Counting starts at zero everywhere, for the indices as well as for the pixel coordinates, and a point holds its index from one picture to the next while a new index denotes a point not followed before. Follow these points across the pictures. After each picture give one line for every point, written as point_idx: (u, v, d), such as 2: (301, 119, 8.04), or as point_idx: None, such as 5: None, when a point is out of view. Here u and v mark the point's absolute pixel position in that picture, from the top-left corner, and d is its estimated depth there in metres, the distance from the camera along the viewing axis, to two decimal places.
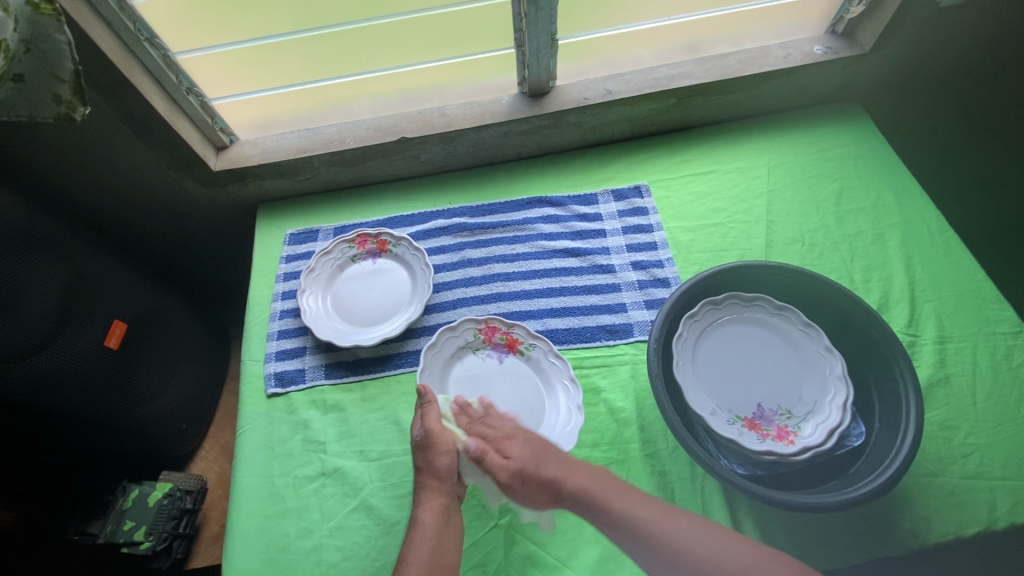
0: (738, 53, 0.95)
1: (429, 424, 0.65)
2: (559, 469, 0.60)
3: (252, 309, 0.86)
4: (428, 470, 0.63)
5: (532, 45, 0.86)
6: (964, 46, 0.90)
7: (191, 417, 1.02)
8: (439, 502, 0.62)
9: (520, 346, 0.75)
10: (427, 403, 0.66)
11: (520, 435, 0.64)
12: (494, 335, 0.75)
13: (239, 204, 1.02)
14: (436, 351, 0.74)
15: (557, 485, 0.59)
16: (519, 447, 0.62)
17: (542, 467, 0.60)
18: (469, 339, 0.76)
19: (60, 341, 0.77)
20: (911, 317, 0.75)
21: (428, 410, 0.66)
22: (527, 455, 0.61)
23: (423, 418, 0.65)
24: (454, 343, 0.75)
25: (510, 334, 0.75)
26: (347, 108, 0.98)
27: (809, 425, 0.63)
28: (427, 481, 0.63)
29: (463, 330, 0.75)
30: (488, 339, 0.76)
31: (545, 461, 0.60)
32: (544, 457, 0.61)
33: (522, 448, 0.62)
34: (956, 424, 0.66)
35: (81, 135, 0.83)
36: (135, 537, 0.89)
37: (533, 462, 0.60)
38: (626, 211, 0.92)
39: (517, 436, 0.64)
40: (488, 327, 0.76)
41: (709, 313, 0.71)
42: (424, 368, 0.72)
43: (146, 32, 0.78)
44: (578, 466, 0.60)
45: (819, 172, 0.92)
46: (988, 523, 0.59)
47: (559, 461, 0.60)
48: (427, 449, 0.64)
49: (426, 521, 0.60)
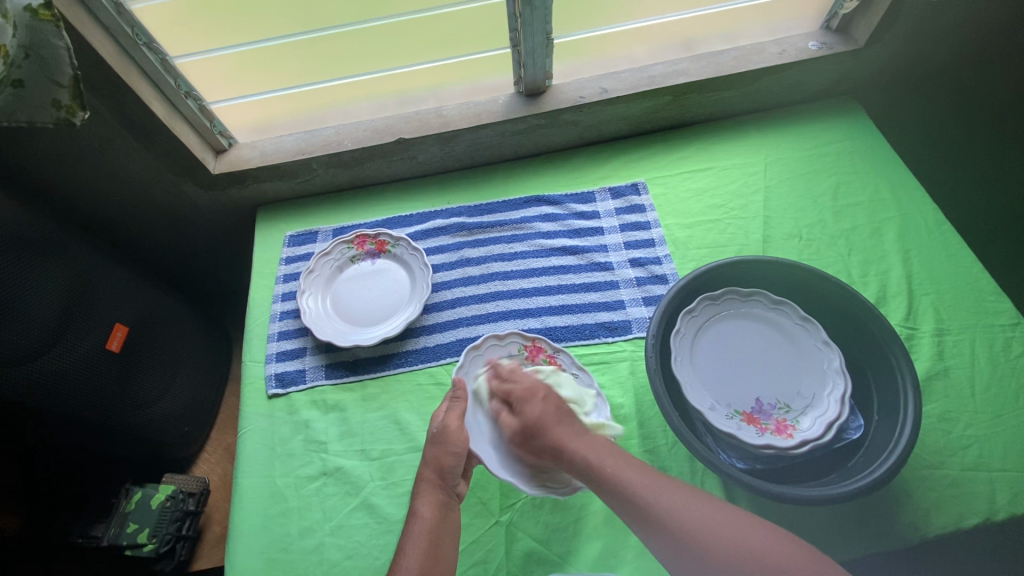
0: (732, 51, 0.95)
1: (450, 420, 0.65)
2: (567, 434, 0.61)
3: (252, 310, 0.87)
4: (431, 465, 0.63)
5: (527, 45, 0.87)
6: (958, 40, 0.90)
7: (193, 420, 1.02)
8: (436, 498, 0.61)
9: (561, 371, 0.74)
10: (457, 398, 0.67)
11: (539, 393, 0.65)
12: (539, 354, 0.75)
13: (238, 207, 1.03)
14: (479, 354, 0.75)
15: (560, 449, 0.60)
16: (534, 407, 0.64)
17: (548, 428, 0.61)
18: (513, 353, 0.76)
19: (62, 344, 0.78)
20: (909, 310, 0.75)
21: (455, 406, 0.67)
22: (534, 417, 0.63)
23: (446, 413, 0.66)
24: (497, 352, 0.76)
25: (555, 358, 0.75)
26: (344, 110, 0.98)
27: (807, 419, 0.63)
28: (428, 477, 0.63)
29: (508, 343, 0.76)
30: (532, 358, 0.75)
31: (551, 424, 0.62)
32: (553, 421, 0.62)
33: (537, 408, 0.63)
34: (954, 416, 0.66)
35: (80, 139, 0.83)
36: (138, 539, 0.90)
37: (538, 421, 0.62)
38: (624, 209, 0.92)
39: (537, 394, 0.65)
40: (534, 346, 0.76)
41: (707, 308, 0.71)
42: (464, 364, 0.74)
43: (144, 36, 0.79)
44: (583, 435, 0.61)
45: (815, 167, 0.92)
46: (987, 515, 0.59)
47: (569, 426, 0.62)
48: (438, 444, 0.64)
49: (424, 515, 0.60)
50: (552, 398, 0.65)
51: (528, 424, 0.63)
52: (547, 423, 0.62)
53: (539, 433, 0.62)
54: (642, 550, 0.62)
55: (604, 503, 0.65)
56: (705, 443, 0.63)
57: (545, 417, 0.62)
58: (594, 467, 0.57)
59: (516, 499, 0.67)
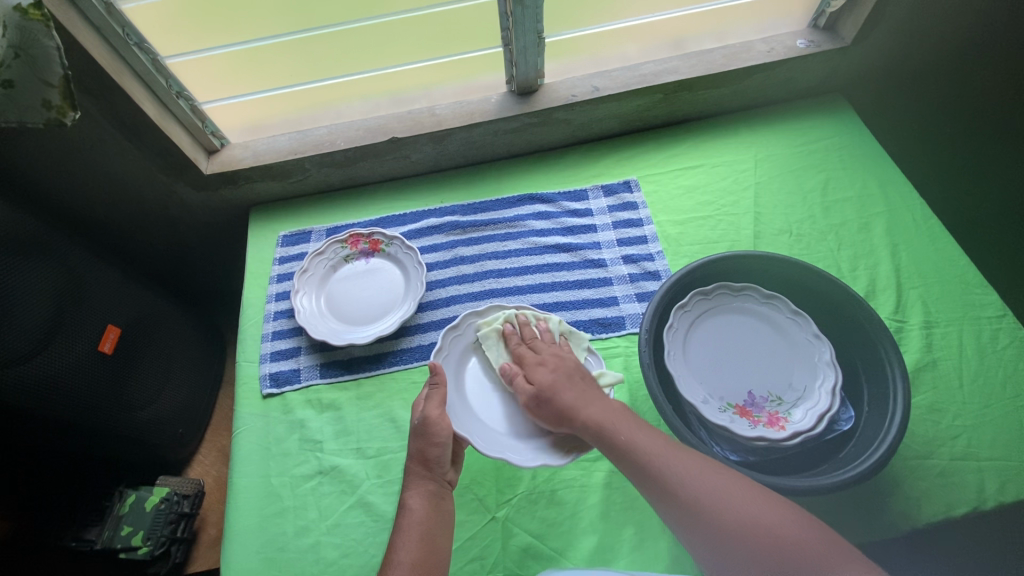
0: (722, 49, 0.96)
1: (429, 409, 0.65)
2: (578, 399, 0.63)
3: (246, 310, 0.87)
4: (417, 456, 0.63)
5: (519, 44, 0.87)
6: (943, 37, 0.92)
7: (187, 422, 1.02)
8: (426, 488, 0.62)
9: (552, 338, 0.74)
10: (435, 385, 0.67)
11: (551, 361, 0.68)
12: (523, 322, 0.75)
13: (232, 206, 1.03)
14: (459, 333, 0.74)
15: (572, 413, 0.62)
16: (546, 374, 0.66)
17: (558, 394, 0.63)
18: (495, 323, 0.76)
19: (54, 346, 0.77)
20: (898, 302, 0.76)
21: (434, 393, 0.66)
22: (547, 381, 0.65)
23: (425, 403, 0.65)
24: (478, 325, 0.76)
25: (543, 325, 0.75)
26: (337, 110, 0.98)
27: (799, 411, 0.64)
28: (415, 468, 0.63)
29: (489, 317, 0.76)
30: None
31: (563, 388, 0.64)
32: (565, 386, 0.64)
33: (550, 375, 0.66)
34: (943, 407, 0.67)
35: (71, 142, 0.83)
36: (133, 542, 0.89)
37: (550, 387, 0.64)
38: (616, 206, 0.93)
39: (550, 362, 0.67)
40: (519, 316, 0.76)
41: (698, 303, 0.72)
42: (442, 347, 0.73)
43: (134, 36, 0.79)
44: (592, 398, 0.63)
45: (804, 164, 0.93)
46: (977, 503, 0.60)
47: (578, 390, 0.64)
48: (422, 436, 0.64)
49: (414, 507, 0.60)
50: (564, 365, 0.67)
51: (541, 388, 0.64)
52: (558, 386, 0.64)
53: (550, 398, 0.63)
54: (638, 544, 0.62)
55: (598, 497, 0.66)
56: (700, 436, 0.64)
57: (557, 381, 0.65)
58: (600, 429, 0.59)
59: (512, 495, 0.67)
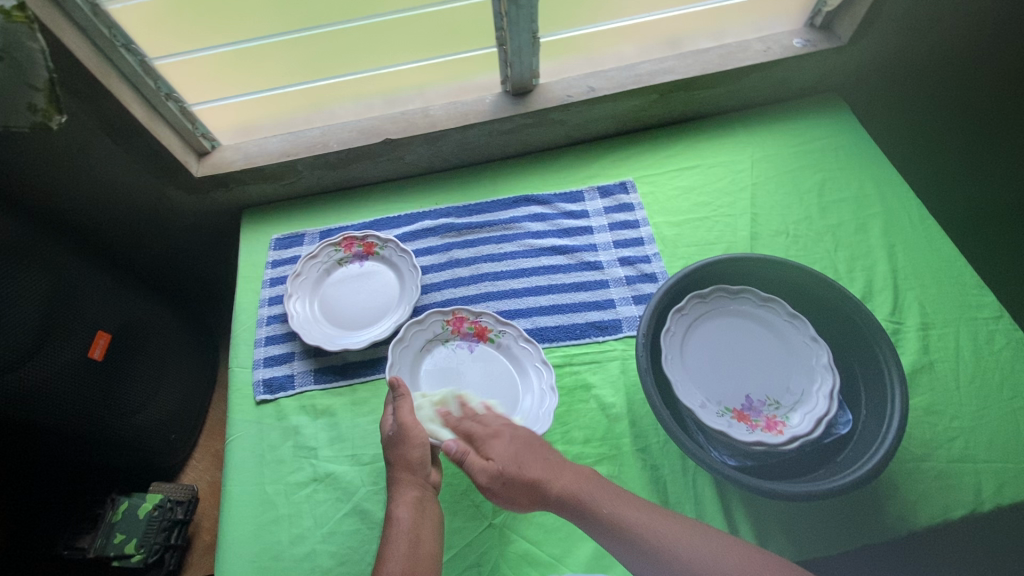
0: (719, 48, 0.96)
1: (402, 416, 0.64)
2: (545, 470, 0.59)
3: (239, 315, 0.86)
4: (400, 463, 0.63)
5: (513, 44, 0.86)
6: (938, 37, 0.92)
7: (180, 427, 1.01)
8: (412, 494, 0.61)
9: (490, 333, 0.76)
10: (401, 396, 0.66)
11: (504, 434, 0.63)
12: (463, 324, 0.77)
13: (223, 209, 1.01)
14: (406, 344, 0.75)
15: (540, 485, 0.58)
16: (501, 448, 0.61)
17: (522, 471, 0.58)
18: (437, 331, 0.77)
19: (41, 353, 0.76)
20: (895, 304, 0.76)
21: (401, 404, 0.65)
22: (507, 457, 0.60)
23: (397, 411, 0.65)
24: (422, 335, 0.76)
25: (478, 322, 0.77)
26: (330, 111, 0.97)
27: (797, 414, 0.64)
28: (401, 476, 0.62)
29: (430, 324, 0.76)
30: (456, 330, 0.77)
31: (528, 462, 0.59)
32: (528, 457, 0.60)
33: (505, 449, 0.61)
34: (940, 409, 0.67)
35: (59, 145, 0.82)
36: (125, 550, 0.88)
37: (514, 462, 0.59)
38: (613, 207, 0.92)
39: (502, 435, 0.63)
40: (455, 318, 0.77)
41: (696, 306, 0.71)
42: (393, 361, 0.73)
43: (121, 38, 0.77)
44: (563, 468, 0.59)
45: (802, 164, 0.92)
46: (974, 506, 0.60)
47: (543, 463, 0.59)
48: (401, 441, 0.63)
49: (402, 516, 0.59)
50: (518, 436, 0.62)
51: (502, 466, 0.59)
52: (520, 464, 0.59)
53: (510, 474, 0.58)
54: None
55: None
56: (697, 441, 0.63)
57: (515, 457, 0.60)
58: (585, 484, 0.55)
59: None
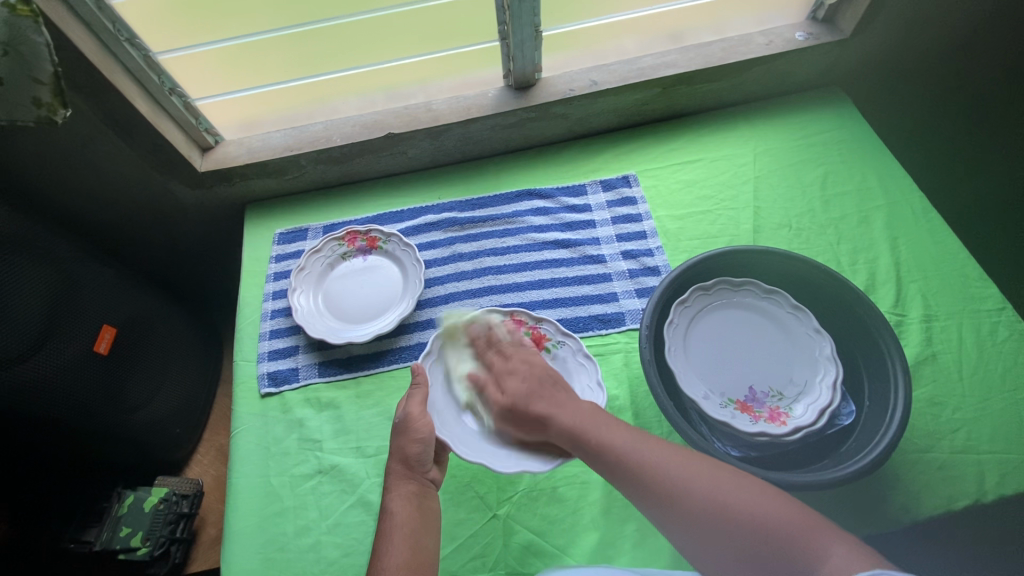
0: (721, 42, 0.96)
1: (410, 408, 0.65)
2: (551, 404, 0.62)
3: (243, 309, 0.86)
4: (398, 455, 0.63)
5: (516, 37, 0.86)
6: (941, 29, 0.92)
7: (184, 422, 1.02)
8: (407, 489, 0.61)
9: (548, 342, 0.74)
10: (417, 385, 0.67)
11: (521, 370, 0.66)
12: (520, 327, 0.75)
13: (227, 205, 1.02)
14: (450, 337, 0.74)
15: (545, 420, 0.61)
16: (515, 384, 0.65)
17: (529, 405, 0.62)
18: None
19: (47, 347, 0.76)
20: (898, 296, 0.76)
21: (414, 393, 0.67)
22: (519, 393, 0.64)
23: (406, 402, 0.66)
24: None
25: (538, 329, 0.75)
26: (333, 105, 0.97)
27: (800, 405, 0.64)
28: (397, 469, 0.62)
29: (483, 321, 0.76)
30: (512, 332, 0.75)
31: (536, 398, 0.63)
32: (538, 394, 0.63)
33: (519, 384, 0.65)
34: (943, 400, 0.67)
35: (63, 139, 0.82)
36: (132, 543, 0.89)
37: (524, 396, 0.63)
38: (615, 201, 0.93)
39: (519, 371, 0.66)
40: (514, 320, 0.76)
41: (699, 298, 0.71)
42: (432, 350, 0.73)
43: (126, 32, 0.78)
44: (565, 403, 0.61)
45: (804, 157, 0.92)
46: (977, 496, 0.61)
47: (551, 399, 0.62)
48: (402, 433, 0.64)
49: (396, 509, 0.59)
50: (534, 372, 0.66)
51: (513, 401, 0.64)
52: (526, 400, 0.63)
53: (521, 409, 0.63)
54: (639, 540, 0.62)
55: (600, 494, 0.65)
56: (700, 431, 0.63)
57: (525, 394, 0.63)
58: None
59: (513, 493, 0.67)
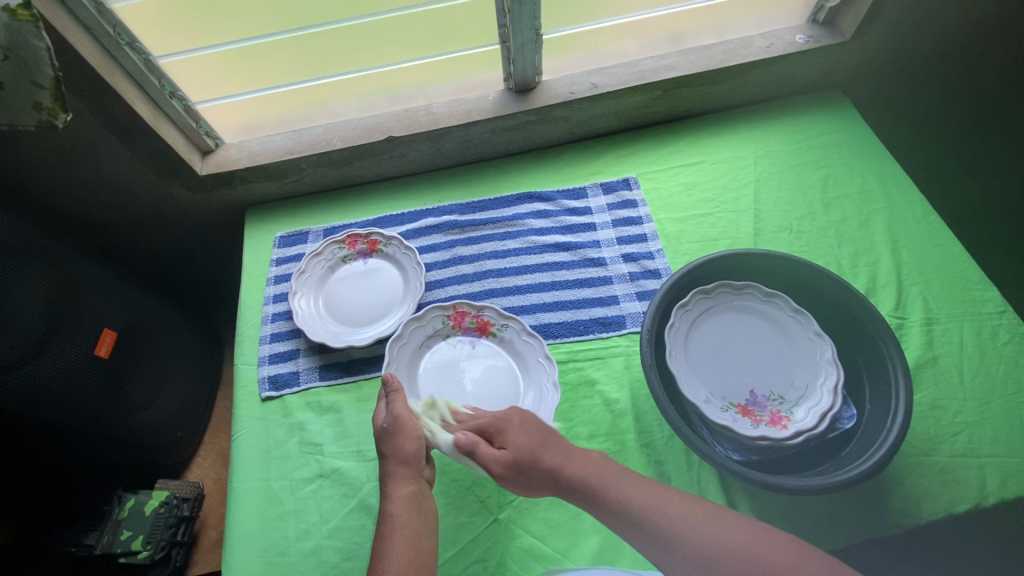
0: (721, 44, 0.96)
1: (397, 412, 0.64)
2: (561, 456, 0.57)
3: (243, 312, 0.86)
4: (395, 457, 0.62)
5: (516, 41, 0.86)
6: (942, 32, 0.92)
7: (185, 425, 1.02)
8: (408, 489, 0.61)
9: (492, 328, 0.77)
10: (393, 392, 0.66)
11: (513, 421, 0.60)
12: (464, 319, 0.77)
13: (228, 208, 1.02)
14: (404, 342, 0.75)
15: (558, 474, 0.56)
16: (514, 436, 0.59)
17: (539, 458, 0.57)
18: (438, 327, 0.77)
19: (47, 352, 0.76)
20: (899, 299, 0.76)
21: (394, 398, 0.65)
22: (523, 445, 0.58)
23: (390, 406, 0.64)
24: (422, 331, 0.77)
25: (481, 317, 0.77)
26: (334, 108, 0.97)
27: (801, 409, 0.64)
28: (396, 470, 0.62)
29: (430, 320, 0.77)
30: (457, 325, 0.78)
31: (542, 449, 0.57)
32: (543, 447, 0.58)
33: (521, 437, 0.58)
34: (944, 404, 0.67)
35: (64, 143, 0.82)
36: (133, 546, 0.89)
37: (529, 450, 0.57)
38: (616, 204, 0.93)
39: (514, 420, 0.60)
40: (456, 313, 0.78)
41: (700, 302, 0.71)
42: (391, 360, 0.73)
43: (126, 36, 0.78)
44: (577, 455, 0.57)
45: (805, 160, 0.92)
46: (978, 500, 0.61)
47: (561, 449, 0.58)
48: (396, 434, 0.63)
49: (397, 512, 0.59)
50: (529, 422, 0.60)
51: (518, 454, 0.57)
52: (536, 450, 0.57)
53: (530, 463, 0.57)
54: None
55: None
56: (701, 436, 0.63)
57: (531, 445, 0.58)
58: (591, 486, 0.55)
59: (513, 496, 0.67)
